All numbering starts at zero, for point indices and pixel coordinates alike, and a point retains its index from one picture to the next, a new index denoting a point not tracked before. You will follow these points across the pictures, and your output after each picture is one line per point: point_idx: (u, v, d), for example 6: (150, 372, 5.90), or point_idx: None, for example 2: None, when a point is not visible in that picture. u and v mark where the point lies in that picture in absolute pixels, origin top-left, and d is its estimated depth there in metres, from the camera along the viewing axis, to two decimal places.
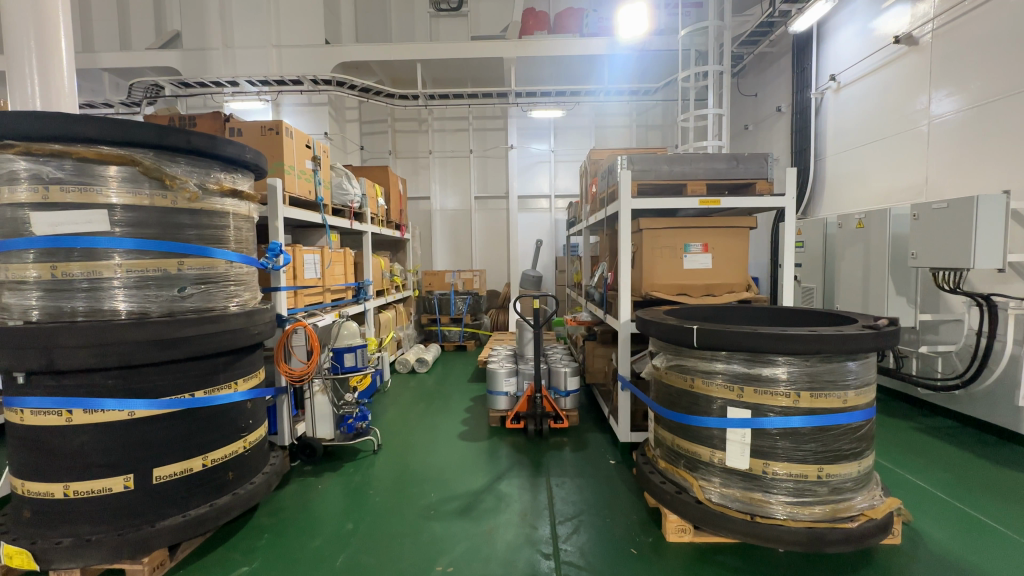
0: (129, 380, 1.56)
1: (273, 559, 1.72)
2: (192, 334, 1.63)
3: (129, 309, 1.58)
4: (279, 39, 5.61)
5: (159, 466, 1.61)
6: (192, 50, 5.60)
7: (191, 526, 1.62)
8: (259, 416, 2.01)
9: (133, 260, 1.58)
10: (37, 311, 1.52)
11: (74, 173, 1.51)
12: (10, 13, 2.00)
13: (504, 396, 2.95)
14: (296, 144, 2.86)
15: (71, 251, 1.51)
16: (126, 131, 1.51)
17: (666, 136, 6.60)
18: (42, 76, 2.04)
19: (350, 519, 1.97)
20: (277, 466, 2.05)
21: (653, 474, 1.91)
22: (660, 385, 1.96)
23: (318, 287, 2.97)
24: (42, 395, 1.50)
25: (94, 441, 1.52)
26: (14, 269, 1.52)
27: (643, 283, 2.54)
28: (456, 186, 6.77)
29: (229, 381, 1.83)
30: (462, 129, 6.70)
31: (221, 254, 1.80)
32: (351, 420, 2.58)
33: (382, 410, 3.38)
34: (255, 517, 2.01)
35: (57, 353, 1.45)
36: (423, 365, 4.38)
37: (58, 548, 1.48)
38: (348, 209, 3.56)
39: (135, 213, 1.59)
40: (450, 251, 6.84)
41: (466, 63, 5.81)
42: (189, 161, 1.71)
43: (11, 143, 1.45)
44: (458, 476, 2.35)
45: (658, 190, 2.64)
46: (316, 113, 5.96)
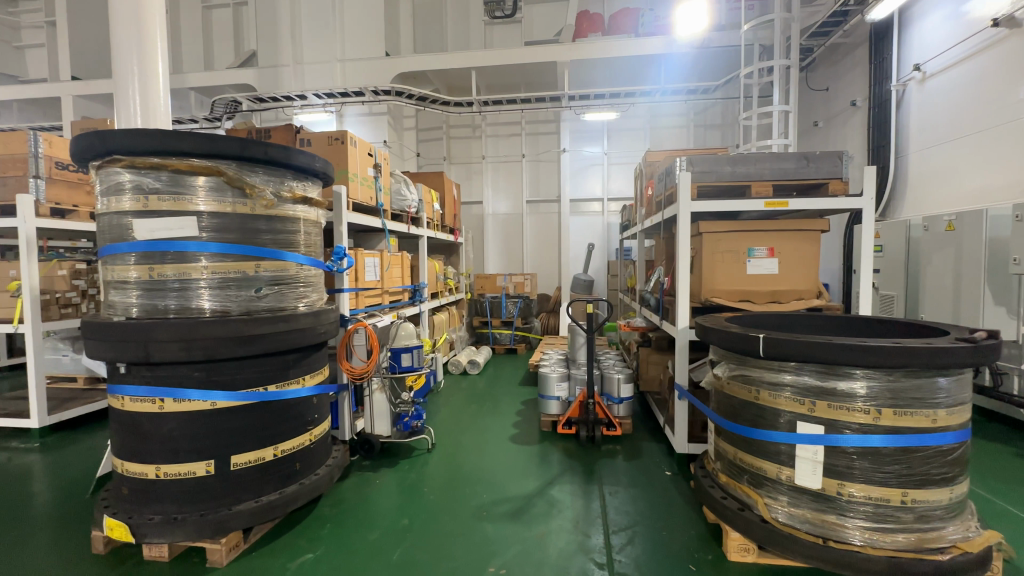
0: (211, 373, 1.69)
1: (335, 548, 1.80)
2: (266, 331, 1.74)
3: (213, 307, 1.72)
4: (343, 54, 5.93)
5: (235, 454, 1.73)
6: (266, 68, 6.02)
7: (263, 512, 1.74)
8: (323, 411, 2.12)
9: (217, 263, 1.72)
10: (136, 308, 1.69)
11: (169, 184, 1.67)
12: (119, 44, 2.26)
13: (556, 400, 2.94)
14: (359, 152, 3.00)
15: (166, 254, 1.67)
16: (214, 145, 1.65)
17: (726, 136, 6.32)
18: (142, 97, 2.29)
19: (406, 515, 2.03)
20: (339, 460, 2.15)
21: (713, 488, 1.84)
22: (721, 395, 1.88)
23: (378, 289, 3.09)
24: (139, 383, 1.67)
25: (181, 428, 1.66)
26: (120, 270, 1.70)
27: (702, 289, 2.44)
28: (508, 191, 6.84)
29: (298, 376, 1.94)
30: (515, 134, 6.76)
31: (292, 257, 1.92)
32: (407, 418, 2.66)
33: (435, 410, 3.46)
34: (318, 507, 2.12)
35: (152, 346, 1.60)
36: (475, 367, 4.45)
37: (150, 523, 1.64)
38: (406, 214, 3.69)
39: (219, 219, 1.72)
40: (502, 255, 6.92)
41: (520, 68, 5.85)
42: (267, 170, 1.83)
43: (119, 158, 1.63)
44: (510, 479, 2.36)
45: (719, 192, 2.54)
46: (377, 122, 6.22)
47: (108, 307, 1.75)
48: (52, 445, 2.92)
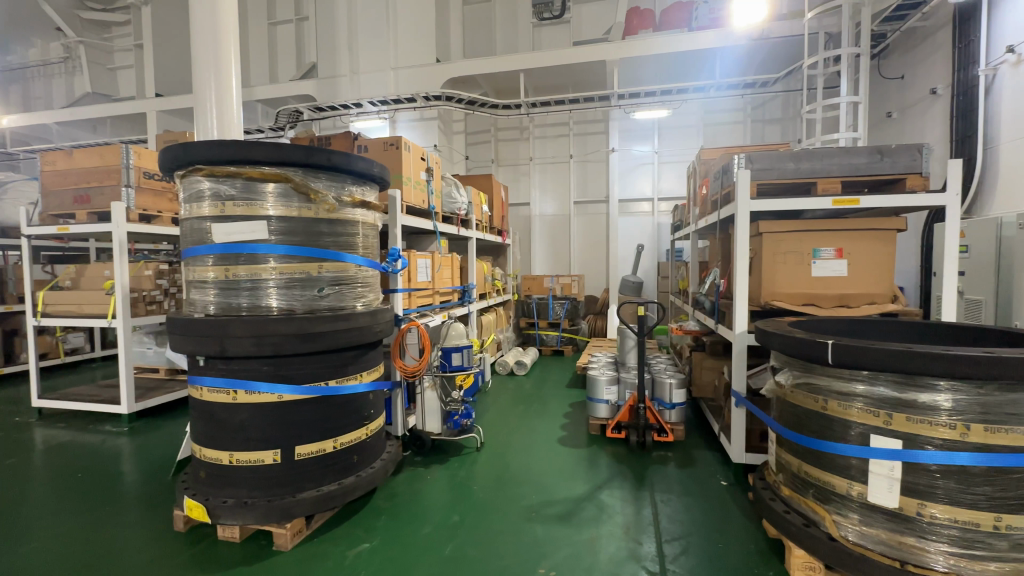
0: (278, 368, 1.79)
1: (389, 540, 1.86)
2: (328, 329, 1.83)
3: (280, 305, 1.83)
4: (396, 62, 6.13)
5: (299, 445, 1.83)
6: (325, 79, 6.34)
7: (324, 501, 1.83)
8: (379, 406, 2.20)
9: (284, 264, 1.83)
10: (213, 306, 1.83)
11: (242, 191, 1.79)
12: (200, 66, 2.51)
13: (605, 404, 2.90)
14: (412, 157, 3.10)
15: (239, 255, 1.80)
16: (282, 153, 1.75)
17: (786, 130, 6.00)
18: (218, 112, 2.53)
19: (456, 512, 2.07)
20: (393, 455, 2.23)
21: (775, 501, 1.75)
22: (783, 404, 1.79)
23: (429, 289, 3.18)
24: (215, 375, 1.80)
25: (251, 418, 1.78)
26: (199, 271, 1.84)
27: (762, 292, 2.33)
28: (555, 192, 6.83)
29: (356, 372, 2.02)
30: (562, 134, 6.73)
31: (351, 259, 2.01)
32: (456, 416, 2.70)
33: (483, 410, 3.50)
34: (374, 499, 2.20)
35: (228, 341, 1.73)
36: (522, 368, 4.48)
37: (224, 506, 1.77)
38: (456, 216, 3.77)
39: (286, 223, 1.83)
40: (549, 256, 6.91)
41: (568, 69, 5.82)
42: (329, 176, 1.93)
43: (200, 167, 1.77)
44: (559, 481, 2.35)
45: (781, 190, 2.41)
46: (428, 127, 6.38)
47: (190, 304, 1.91)
48: (139, 430, 3.21)
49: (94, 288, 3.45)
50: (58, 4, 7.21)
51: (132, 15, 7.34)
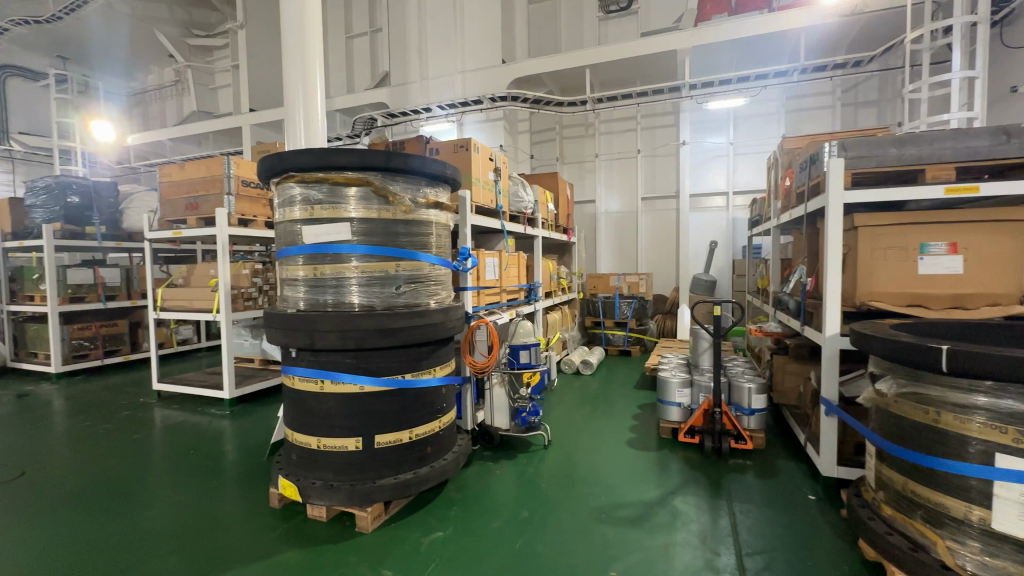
0: (360, 360, 1.91)
1: (461, 530, 1.92)
2: (405, 325, 1.92)
3: (362, 302, 1.94)
4: (463, 65, 6.28)
5: (379, 434, 1.94)
6: (397, 87, 6.65)
7: (401, 488, 1.93)
8: (450, 401, 2.27)
9: (365, 263, 1.94)
10: (304, 302, 1.98)
11: (328, 195, 1.92)
12: (291, 82, 2.75)
13: (677, 407, 2.80)
14: (481, 158, 3.16)
15: (325, 255, 1.93)
16: (364, 158, 1.87)
17: (884, 113, 5.42)
18: (306, 123, 2.75)
19: (526, 508, 2.09)
20: (463, 448, 2.29)
21: (875, 521, 1.60)
22: (884, 414, 1.63)
23: (497, 288, 3.23)
24: (305, 366, 1.95)
25: (337, 407, 1.91)
26: (291, 270, 2.00)
27: (857, 292, 2.13)
28: (622, 189, 6.67)
29: (430, 367, 2.10)
30: (630, 129, 6.57)
31: (426, 258, 2.09)
32: (524, 413, 2.73)
33: (549, 408, 3.50)
34: (445, 490, 2.28)
35: (316, 334, 1.86)
36: (588, 367, 4.43)
37: (313, 487, 1.91)
38: (522, 215, 3.81)
39: (367, 224, 1.94)
40: (614, 254, 6.77)
41: (636, 61, 5.65)
42: (405, 179, 2.01)
43: (292, 175, 1.93)
44: (629, 484, 2.30)
45: (880, 179, 2.19)
46: (493, 128, 6.45)
47: (283, 300, 2.08)
48: (237, 413, 3.56)
49: (201, 286, 3.86)
50: (170, 34, 8.15)
51: (230, 38, 8.13)
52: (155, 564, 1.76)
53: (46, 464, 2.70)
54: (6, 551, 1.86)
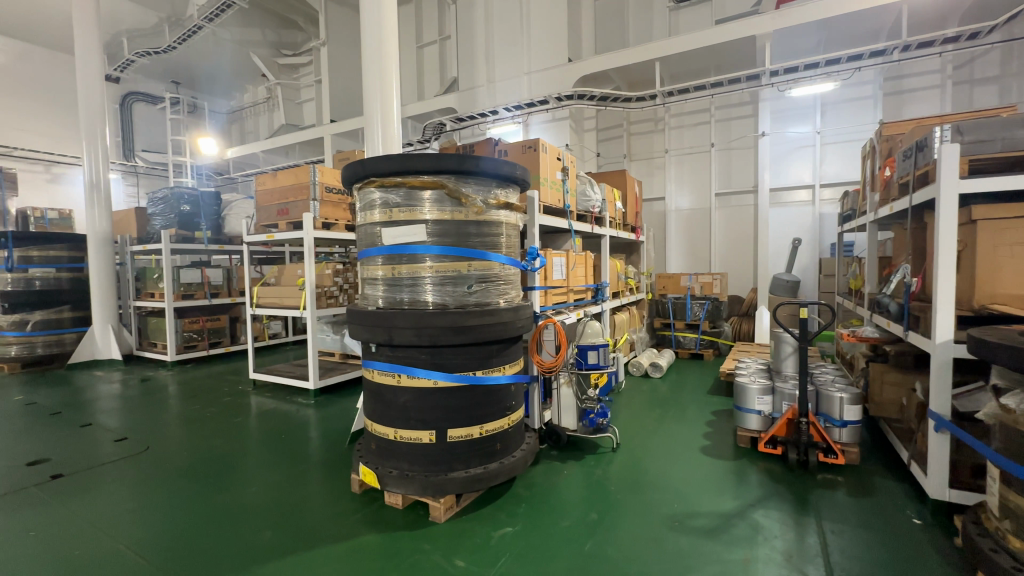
0: (435, 356, 1.98)
1: (530, 527, 1.93)
2: (476, 323, 1.97)
3: (435, 300, 2.01)
4: (529, 67, 6.33)
5: (451, 428, 2.00)
6: (465, 92, 6.86)
7: (473, 482, 1.98)
8: (519, 399, 2.30)
9: (439, 263, 2.01)
10: (382, 300, 2.09)
11: (405, 199, 2.02)
12: (370, 92, 2.91)
13: (756, 415, 2.64)
14: (549, 157, 3.17)
15: (402, 256, 2.03)
16: (440, 162, 1.95)
17: (1009, 91, 4.73)
18: (384, 131, 2.91)
19: (595, 510, 2.06)
20: (531, 446, 2.31)
21: (1001, 554, 1.40)
22: (1011, 432, 1.43)
23: (564, 287, 3.22)
24: (384, 360, 2.06)
25: (412, 401, 2.00)
26: (371, 269, 2.12)
27: (975, 293, 1.87)
28: (693, 185, 6.39)
29: (500, 365, 2.14)
30: (703, 122, 6.27)
31: (496, 258, 2.13)
32: (592, 414, 2.71)
33: (617, 410, 3.43)
34: (514, 486, 2.31)
35: (394, 330, 1.96)
36: (657, 370, 4.29)
37: (391, 475, 2.02)
38: (590, 214, 3.76)
39: (441, 226, 2.01)
40: (685, 253, 6.51)
41: (710, 51, 5.37)
42: (477, 181, 2.07)
43: (372, 180, 2.04)
44: (704, 493, 2.20)
45: (1007, 165, 1.92)
46: (559, 127, 6.42)
47: (363, 298, 2.21)
48: (320, 403, 3.83)
49: (290, 285, 4.19)
50: (263, 55, 8.93)
51: (314, 55, 8.75)
52: (253, 536, 1.95)
53: (164, 441, 3.07)
54: (135, 515, 2.15)
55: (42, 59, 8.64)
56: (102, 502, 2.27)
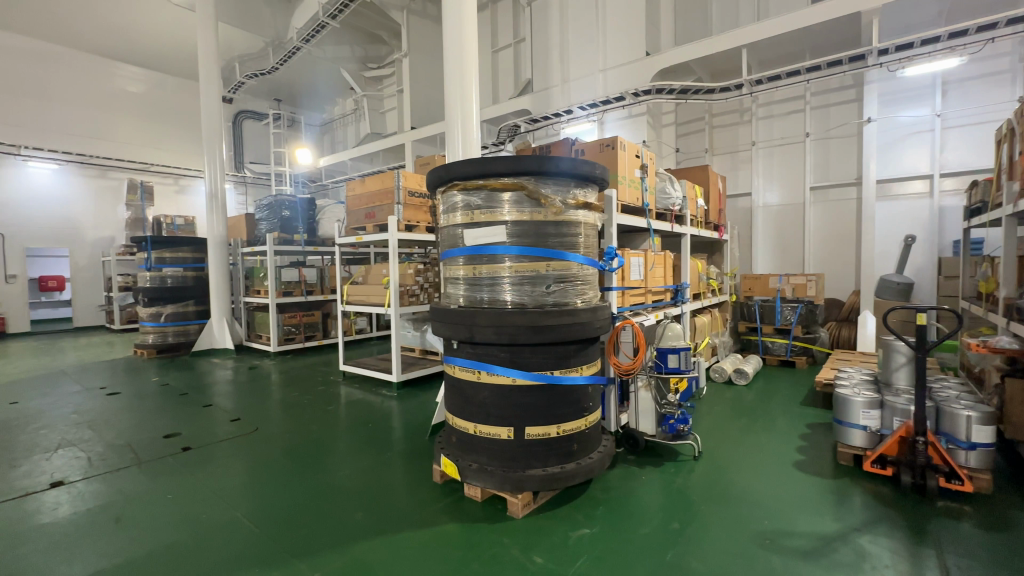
0: (513, 354, 2.02)
1: (608, 531, 1.91)
2: (555, 323, 1.98)
3: (514, 300, 2.05)
4: (604, 63, 6.25)
5: (529, 426, 2.03)
6: (539, 93, 6.92)
7: (550, 480, 2.00)
8: (596, 400, 2.27)
9: (517, 263, 2.04)
10: (464, 299, 2.17)
11: (486, 201, 2.07)
12: (451, 99, 3.03)
13: (861, 431, 2.39)
14: (627, 155, 3.10)
15: (483, 256, 2.09)
16: (520, 164, 1.99)
17: None
18: (463, 136, 3.02)
19: (676, 519, 1.99)
20: (608, 449, 2.28)
21: None
22: None
23: (642, 288, 3.13)
24: (464, 357, 2.14)
25: (491, 397, 2.05)
26: (453, 269, 2.21)
27: None
28: (784, 178, 5.92)
29: (577, 365, 2.13)
30: (796, 110, 5.80)
31: (573, 258, 2.12)
32: (672, 420, 2.61)
33: (698, 417, 3.28)
34: (590, 488, 2.29)
35: (474, 328, 2.03)
36: (742, 377, 4.03)
37: (471, 468, 2.09)
38: (670, 213, 3.63)
39: (520, 227, 2.04)
40: (774, 252, 6.05)
41: (805, 33, 4.95)
42: (556, 181, 2.09)
43: (455, 183, 2.12)
44: (799, 511, 2.04)
45: None
46: (636, 124, 6.25)
47: (445, 297, 2.30)
48: (403, 396, 4.05)
49: (376, 284, 4.47)
50: (351, 69, 9.58)
51: (396, 67, 9.23)
52: (347, 515, 2.11)
53: (269, 424, 3.41)
54: (249, 487, 2.41)
55: (174, 86, 9.96)
56: (221, 474, 2.58)
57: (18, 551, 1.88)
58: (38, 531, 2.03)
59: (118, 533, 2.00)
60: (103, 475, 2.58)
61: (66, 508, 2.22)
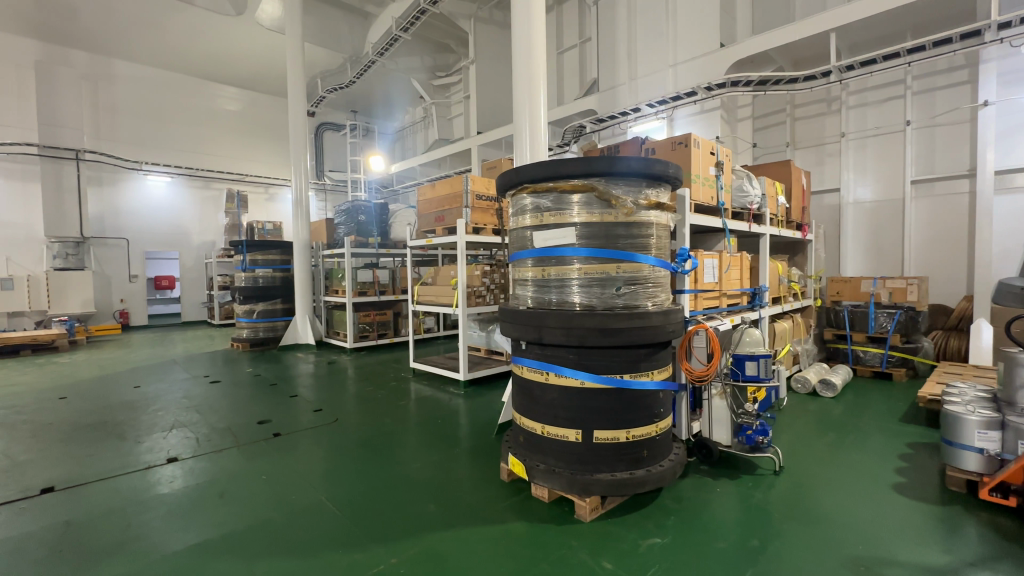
0: (582, 357, 2.01)
1: (681, 542, 1.84)
2: (625, 326, 1.94)
3: (583, 302, 2.04)
4: (675, 58, 6.04)
5: (598, 429, 2.01)
6: (605, 92, 6.85)
7: (618, 486, 1.96)
8: (667, 406, 2.20)
9: (586, 265, 2.03)
10: (532, 300, 2.19)
11: (555, 204, 2.08)
12: (520, 103, 3.07)
13: (977, 454, 2.12)
14: (702, 152, 2.99)
15: (551, 259, 2.10)
16: (590, 165, 1.98)
17: None
18: (531, 139, 3.05)
19: (756, 536, 1.88)
20: (680, 458, 2.20)
21: None
22: None
23: (716, 291, 2.99)
24: (532, 358, 2.15)
25: (559, 398, 2.06)
26: (521, 271, 2.24)
27: None
28: (879, 172, 5.39)
29: (648, 370, 2.08)
30: (895, 96, 5.26)
31: (645, 259, 2.07)
32: (750, 431, 2.46)
33: (779, 429, 3.07)
34: (660, 497, 2.22)
35: (543, 329, 2.05)
36: (829, 389, 3.71)
37: (538, 469, 2.10)
38: (747, 212, 3.43)
39: (589, 229, 2.03)
40: (867, 253, 5.53)
41: (904, 10, 4.48)
42: (627, 182, 2.06)
43: (525, 186, 2.15)
44: (898, 538, 1.85)
45: None
46: (709, 119, 5.99)
47: (514, 298, 2.33)
48: (470, 394, 4.15)
49: (444, 284, 4.63)
50: (421, 79, 9.98)
51: (464, 74, 9.47)
52: (419, 506, 2.20)
53: (347, 416, 3.64)
54: (331, 473, 2.60)
55: (266, 103, 10.93)
56: (306, 459, 2.79)
57: (144, 516, 2.15)
58: (159, 500, 2.31)
59: (222, 506, 2.24)
60: (208, 454, 2.88)
61: (179, 481, 2.51)
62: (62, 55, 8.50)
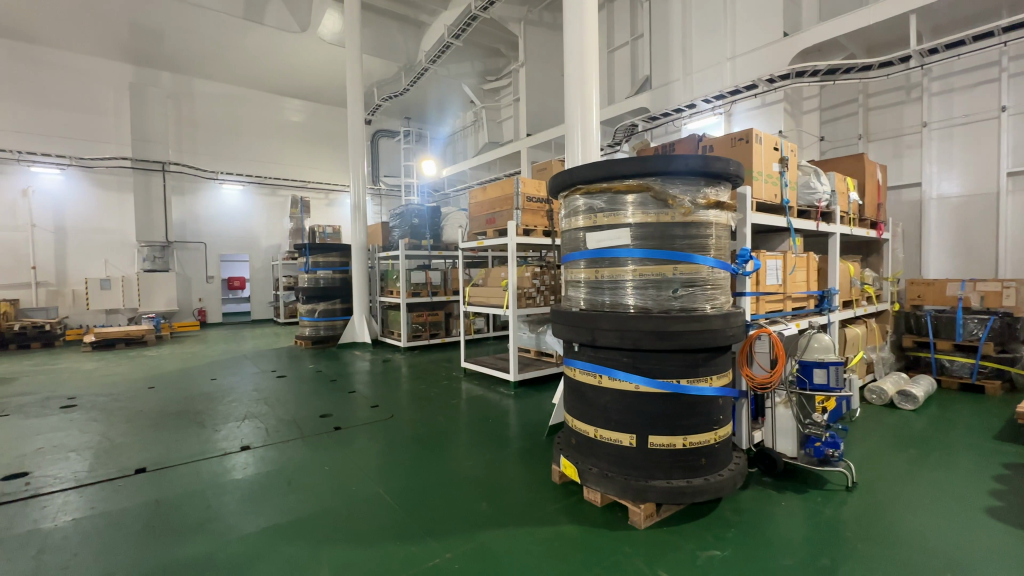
0: (636, 360, 1.97)
1: (742, 556, 1.76)
2: (681, 329, 1.88)
3: (638, 304, 2.00)
4: (733, 50, 5.79)
5: (654, 434, 1.96)
6: (658, 88, 6.68)
7: (675, 493, 1.91)
8: (727, 413, 2.11)
9: (641, 266, 1.99)
10: (585, 302, 2.17)
11: (609, 204, 2.06)
12: (571, 104, 3.06)
13: None
14: (764, 148, 2.85)
15: (605, 260, 2.07)
16: (646, 164, 1.94)
17: None
18: (582, 139, 3.03)
19: (826, 555, 1.77)
20: (741, 468, 2.10)
21: None
22: None
23: (781, 294, 2.84)
24: (585, 360, 2.13)
25: (612, 402, 2.03)
26: (574, 273, 2.22)
27: None
28: (968, 163, 4.91)
29: (707, 375, 2.00)
30: (987, 80, 4.76)
31: (703, 260, 2.00)
32: (818, 443, 2.31)
33: (851, 442, 2.86)
34: (719, 507, 2.13)
35: (596, 331, 2.02)
36: (908, 400, 3.42)
37: (591, 472, 2.08)
38: (815, 210, 3.23)
39: (644, 229, 1.99)
40: (954, 253, 5.04)
41: None
42: (684, 181, 2.01)
43: (578, 187, 2.14)
44: (993, 568, 1.68)
45: None
46: (771, 113, 5.69)
47: (566, 299, 2.32)
48: (520, 395, 4.17)
49: (494, 286, 4.68)
50: (472, 83, 10.16)
51: (513, 77, 9.53)
52: (472, 504, 2.24)
53: (401, 412, 3.77)
54: (388, 466, 2.70)
55: (327, 113, 11.52)
56: (364, 452, 2.92)
57: (222, 499, 2.33)
58: (234, 484, 2.50)
59: (290, 493, 2.38)
60: (276, 443, 3.08)
61: (251, 468, 2.70)
62: (152, 76, 9.38)
